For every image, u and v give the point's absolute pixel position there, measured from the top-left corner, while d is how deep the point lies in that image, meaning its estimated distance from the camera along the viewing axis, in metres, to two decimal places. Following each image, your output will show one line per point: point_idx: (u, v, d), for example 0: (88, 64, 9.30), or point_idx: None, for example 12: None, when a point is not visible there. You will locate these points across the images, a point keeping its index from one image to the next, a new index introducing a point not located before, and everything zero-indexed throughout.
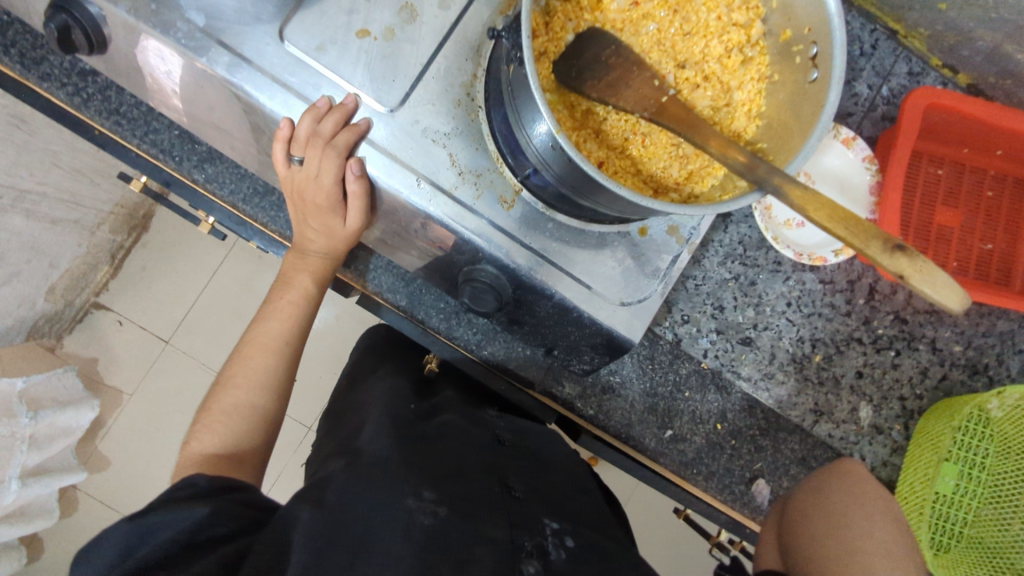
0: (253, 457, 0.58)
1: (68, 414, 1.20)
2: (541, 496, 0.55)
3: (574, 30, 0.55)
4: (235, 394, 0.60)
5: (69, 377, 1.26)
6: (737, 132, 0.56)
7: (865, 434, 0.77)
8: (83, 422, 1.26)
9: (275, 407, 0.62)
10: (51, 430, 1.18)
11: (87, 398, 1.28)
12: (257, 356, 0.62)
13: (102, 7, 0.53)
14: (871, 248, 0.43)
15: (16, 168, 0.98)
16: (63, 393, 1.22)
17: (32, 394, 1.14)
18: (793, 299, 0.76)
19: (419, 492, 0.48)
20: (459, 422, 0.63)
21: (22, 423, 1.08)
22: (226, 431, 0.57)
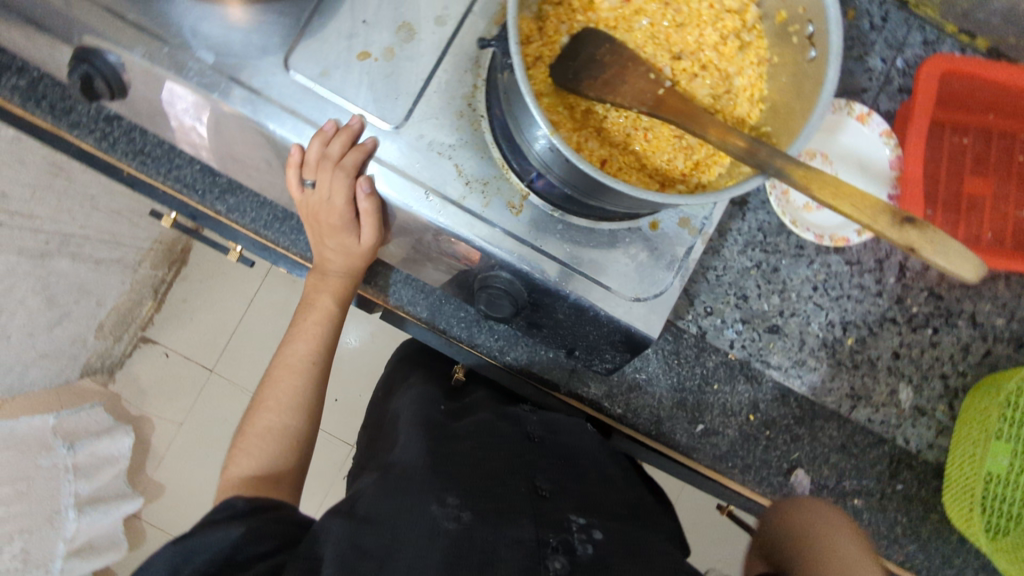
0: (288, 477, 0.60)
1: (105, 444, 1.27)
2: (570, 495, 0.55)
3: (568, 32, 0.55)
4: (268, 416, 0.62)
5: (98, 412, 1.29)
6: (740, 118, 0.55)
7: (907, 416, 0.75)
8: (124, 450, 1.32)
9: (308, 427, 0.64)
10: (93, 460, 1.25)
11: (119, 426, 1.33)
12: (286, 378, 0.64)
13: (119, 55, 0.56)
14: (879, 223, 0.42)
15: (61, 213, 1.05)
16: (98, 425, 1.28)
17: (66, 427, 1.19)
18: (819, 282, 0.74)
19: (443, 497, 0.48)
20: (487, 419, 0.64)
21: (61, 455, 1.15)
22: (261, 454, 0.59)
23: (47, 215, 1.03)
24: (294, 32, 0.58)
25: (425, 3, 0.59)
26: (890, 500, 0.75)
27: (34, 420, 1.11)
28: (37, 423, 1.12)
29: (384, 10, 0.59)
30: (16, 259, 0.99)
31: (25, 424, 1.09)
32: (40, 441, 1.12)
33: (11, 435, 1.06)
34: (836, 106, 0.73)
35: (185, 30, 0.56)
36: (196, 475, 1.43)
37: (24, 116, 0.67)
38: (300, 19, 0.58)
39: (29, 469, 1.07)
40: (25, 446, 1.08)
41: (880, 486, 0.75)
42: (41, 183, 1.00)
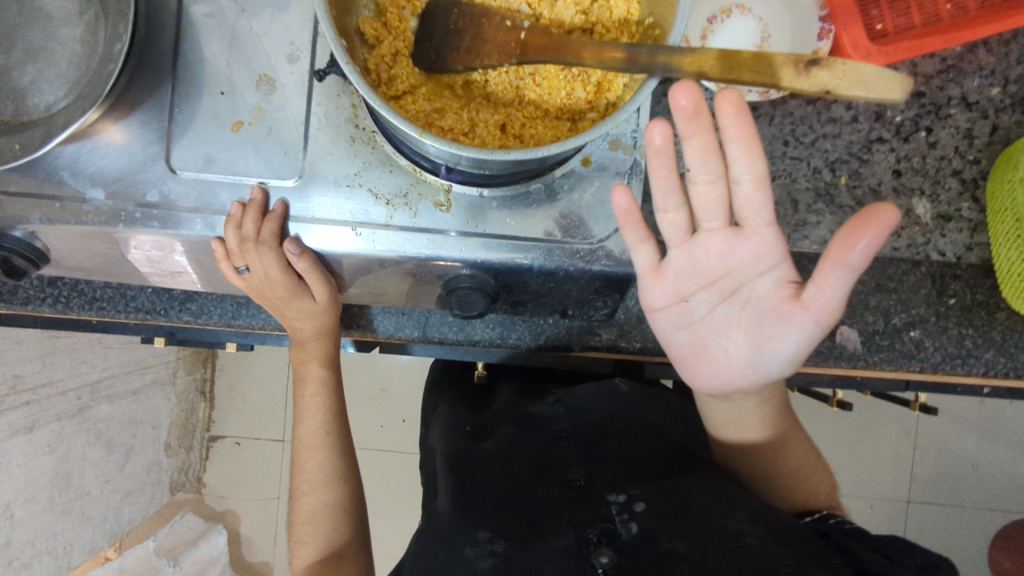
0: (352, 548, 0.59)
1: (204, 546, 1.42)
2: (604, 474, 0.55)
3: (414, 14, 0.52)
4: (308, 500, 0.61)
5: (190, 518, 1.46)
6: (622, 19, 0.51)
7: (933, 228, 0.69)
8: (222, 546, 1.46)
9: (351, 494, 0.63)
10: (200, 564, 1.39)
11: (211, 526, 1.48)
12: (310, 457, 0.63)
13: (24, 227, 0.57)
14: (785, 79, 0.38)
15: (79, 367, 1.08)
16: (193, 531, 1.44)
17: (167, 544, 1.38)
18: (787, 135, 0.69)
19: (474, 535, 0.49)
20: (513, 432, 0.65)
21: (169, 571, 1.32)
22: (316, 538, 0.59)
23: (66, 375, 1.05)
24: (165, 132, 0.56)
25: (272, 47, 0.57)
26: (949, 317, 0.69)
27: (137, 550, 1.31)
28: (141, 550, 1.32)
29: (236, 72, 0.57)
30: (59, 425, 1.05)
31: (131, 556, 1.29)
32: (146, 566, 1.30)
33: (119, 571, 1.25)
34: None
35: (67, 177, 0.56)
36: None
37: None
38: (163, 117, 0.56)
39: None
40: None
41: (933, 309, 0.69)
42: (45, 351, 1.00)
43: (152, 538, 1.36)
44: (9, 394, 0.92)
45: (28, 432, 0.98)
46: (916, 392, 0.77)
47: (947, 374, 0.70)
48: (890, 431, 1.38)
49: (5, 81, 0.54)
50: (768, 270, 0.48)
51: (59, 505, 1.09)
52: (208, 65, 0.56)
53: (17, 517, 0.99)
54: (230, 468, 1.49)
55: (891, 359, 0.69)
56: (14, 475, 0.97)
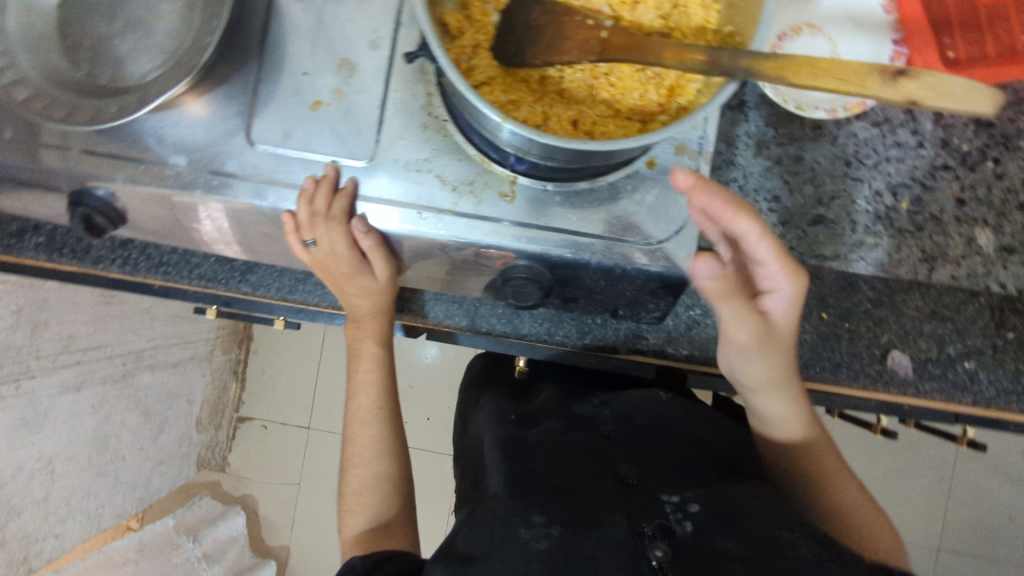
0: (398, 520, 0.63)
1: (222, 527, 1.42)
2: (655, 475, 0.56)
3: (496, 9, 0.53)
4: (359, 472, 0.65)
5: (209, 501, 1.46)
6: (699, 27, 0.52)
7: (995, 260, 0.68)
8: (241, 528, 1.45)
9: (399, 468, 0.66)
10: (218, 544, 1.40)
11: (229, 509, 1.47)
12: (362, 431, 0.67)
13: (107, 187, 0.59)
14: (870, 86, 0.39)
15: (127, 334, 1.11)
16: (211, 513, 1.44)
17: (186, 523, 1.38)
18: (850, 156, 0.69)
19: (530, 518, 0.49)
20: (560, 426, 0.65)
21: (189, 547, 1.34)
22: (365, 508, 0.62)
23: (115, 340, 1.07)
24: (248, 107, 0.59)
25: (355, 33, 0.59)
26: (1006, 352, 0.69)
27: (158, 525, 1.33)
28: (161, 526, 1.34)
29: (320, 55, 0.59)
30: (104, 388, 1.08)
31: (151, 531, 1.32)
32: (167, 541, 1.33)
33: (137, 545, 1.29)
34: None
35: (153, 143, 0.59)
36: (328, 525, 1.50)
37: (55, 267, 0.73)
38: (248, 92, 0.59)
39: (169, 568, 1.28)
40: (154, 551, 1.28)
41: (989, 342, 0.69)
42: (99, 314, 1.03)
43: (173, 516, 1.37)
44: (64, 351, 0.98)
45: (76, 391, 1.02)
46: (964, 426, 0.76)
47: (1000, 409, 0.69)
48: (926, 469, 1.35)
49: (108, 51, 0.58)
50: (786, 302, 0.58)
51: (96, 466, 1.10)
52: (294, 46, 0.59)
53: (58, 471, 1.02)
54: (252, 454, 1.51)
55: (942, 389, 0.69)
56: (61, 430, 1.01)
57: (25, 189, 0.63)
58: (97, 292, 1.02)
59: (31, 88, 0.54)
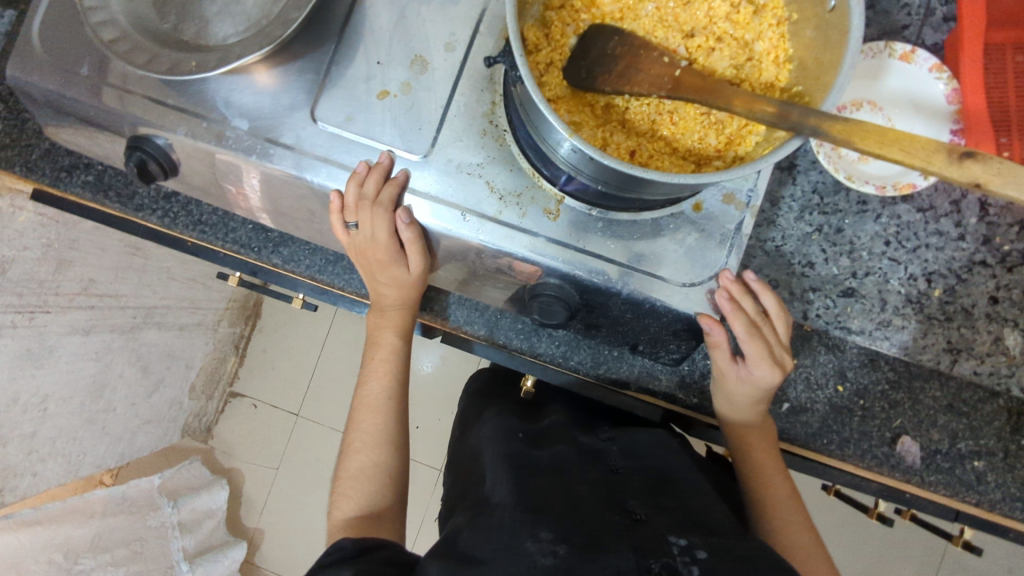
0: (390, 512, 0.62)
1: (205, 497, 1.41)
2: (663, 514, 0.55)
3: (575, 33, 0.54)
4: (358, 458, 0.65)
5: (197, 467, 1.46)
6: (768, 83, 0.53)
7: (1020, 363, 0.68)
8: (220, 502, 1.46)
9: (397, 460, 0.66)
10: (196, 514, 1.39)
11: (214, 480, 1.47)
12: (367, 418, 0.67)
13: (165, 137, 0.60)
14: (934, 163, 0.39)
15: (143, 288, 1.11)
16: (196, 480, 1.44)
17: (169, 486, 1.35)
18: (891, 236, 0.69)
19: (537, 533, 0.49)
20: (571, 453, 0.65)
21: (167, 512, 1.31)
22: (359, 494, 0.62)
23: (131, 292, 1.08)
24: (316, 84, 0.60)
25: (433, 33, 0.60)
26: (1018, 458, 0.68)
27: (143, 482, 1.27)
28: (145, 484, 1.28)
29: (395, 47, 0.60)
30: (110, 337, 1.08)
31: (134, 486, 1.26)
32: (147, 501, 1.28)
33: (120, 498, 1.22)
34: (875, 50, 0.70)
35: (220, 104, 0.60)
36: (305, 513, 1.52)
37: (96, 208, 0.75)
38: (319, 71, 0.60)
39: (142, 530, 1.24)
40: (133, 507, 1.24)
41: (1002, 444, 0.68)
42: (121, 264, 1.04)
43: (157, 475, 1.33)
44: (81, 293, 0.95)
45: (84, 333, 1.00)
46: (963, 526, 0.74)
47: (1003, 514, 0.68)
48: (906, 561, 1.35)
49: (196, 10, 0.59)
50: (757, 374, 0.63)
51: (86, 413, 1.08)
52: (372, 34, 0.60)
53: (48, 412, 0.98)
54: (244, 429, 1.54)
55: (948, 484, 0.68)
56: (60, 370, 0.98)
57: (89, 127, 0.65)
58: (124, 242, 1.03)
59: (118, 31, 0.56)
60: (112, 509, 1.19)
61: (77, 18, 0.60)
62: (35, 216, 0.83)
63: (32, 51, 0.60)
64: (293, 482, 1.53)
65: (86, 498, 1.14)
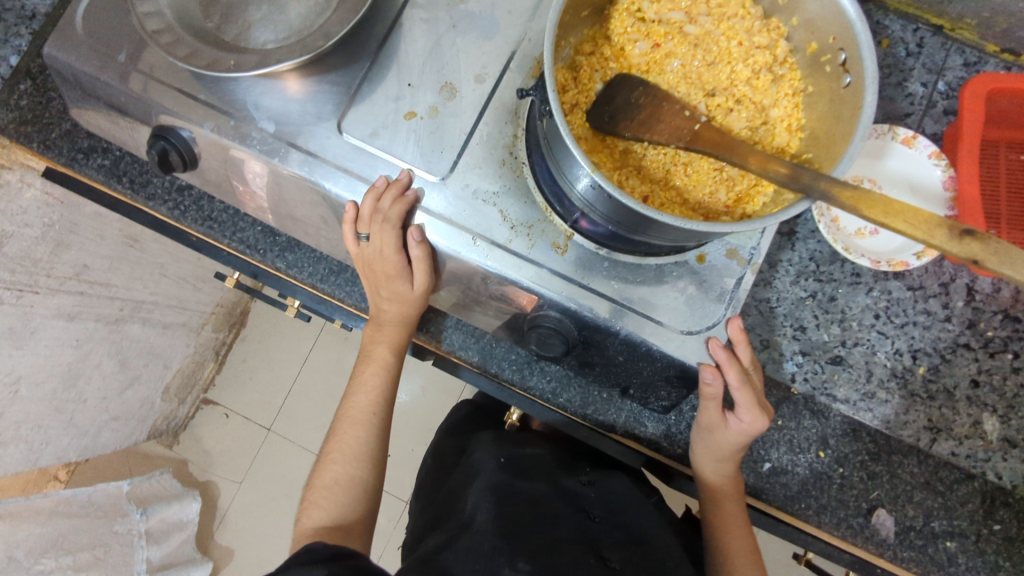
0: (359, 527, 0.63)
1: (175, 508, 1.36)
2: (638, 567, 0.57)
3: (602, 79, 0.57)
4: (334, 468, 0.65)
5: (168, 480, 1.42)
6: (779, 147, 0.56)
7: (996, 449, 0.69)
8: (192, 515, 1.41)
9: (373, 478, 0.67)
10: (165, 525, 1.34)
11: (186, 492, 1.42)
12: (350, 430, 0.68)
13: (191, 130, 0.62)
14: (936, 238, 0.41)
15: (134, 281, 1.11)
16: (168, 491, 1.39)
17: (139, 494, 1.32)
18: (881, 309, 0.71)
19: (515, 562, 0.51)
20: (549, 491, 0.65)
21: (134, 519, 1.26)
22: (332, 505, 0.62)
23: (123, 283, 1.07)
24: (346, 98, 0.61)
25: (465, 64, 0.63)
26: (989, 543, 0.68)
27: (110, 487, 1.25)
28: (112, 489, 1.25)
29: (427, 73, 0.62)
30: (94, 325, 1.06)
31: (102, 490, 1.23)
32: (115, 506, 1.24)
33: (86, 500, 1.18)
34: (879, 131, 0.73)
35: (249, 105, 0.61)
36: (264, 533, 1.48)
37: (107, 192, 0.75)
38: (351, 85, 0.62)
39: (107, 535, 1.18)
40: (102, 512, 1.20)
41: (975, 527, 0.69)
42: (117, 254, 1.03)
43: (128, 482, 1.30)
44: (73, 278, 0.95)
45: (68, 319, 0.99)
46: None
47: None
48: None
49: (240, 13, 0.61)
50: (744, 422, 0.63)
51: (56, 400, 1.05)
52: (407, 57, 0.62)
53: (19, 394, 0.95)
54: (212, 439, 1.51)
55: (920, 562, 0.68)
56: (38, 352, 0.95)
57: (114, 112, 0.66)
58: (124, 233, 1.03)
59: (163, 23, 0.57)
60: (77, 511, 1.15)
61: (122, 6, 0.62)
62: (42, 194, 0.83)
63: (73, 32, 0.61)
64: (256, 498, 1.49)
65: (51, 498, 1.10)
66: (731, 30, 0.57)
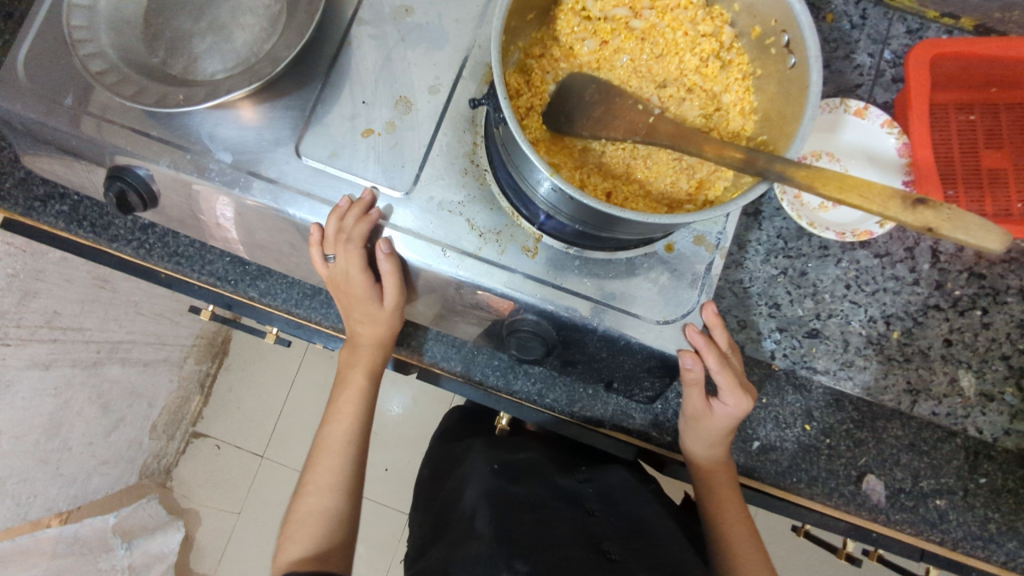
0: (339, 557, 0.63)
1: (158, 539, 1.36)
2: (636, 555, 0.58)
3: (554, 80, 0.57)
4: (310, 499, 0.65)
5: (154, 506, 1.41)
6: (734, 132, 0.57)
7: (974, 404, 0.71)
8: (172, 544, 1.39)
9: (350, 505, 0.67)
10: (147, 557, 1.33)
11: (170, 521, 1.42)
12: (327, 458, 0.68)
13: (147, 168, 0.61)
14: (891, 209, 0.42)
15: (109, 322, 1.09)
16: (152, 520, 1.38)
17: (123, 526, 1.29)
18: (851, 279, 0.73)
19: (513, 565, 0.52)
20: (544, 491, 0.66)
21: (120, 554, 1.25)
22: (309, 538, 0.63)
23: (96, 326, 1.06)
24: (302, 122, 0.61)
25: (418, 77, 0.62)
26: (977, 497, 0.70)
27: (97, 521, 1.22)
28: (98, 524, 1.22)
29: (380, 89, 0.62)
30: (71, 372, 1.05)
31: (88, 525, 1.20)
32: (100, 541, 1.21)
33: (72, 537, 1.15)
34: (831, 105, 0.75)
35: (204, 137, 0.60)
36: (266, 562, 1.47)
37: (69, 238, 0.74)
38: (305, 109, 0.61)
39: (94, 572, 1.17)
40: (87, 549, 1.17)
41: (962, 483, 0.70)
42: (87, 297, 1.02)
43: (113, 515, 1.28)
44: (44, 325, 0.93)
45: (44, 368, 0.97)
46: (928, 566, 0.76)
47: (965, 552, 0.70)
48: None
49: (186, 46, 0.61)
50: (731, 405, 0.64)
51: (40, 452, 1.03)
52: (358, 75, 0.62)
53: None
54: (205, 471, 1.49)
55: (913, 522, 0.70)
56: (16, 406, 0.94)
57: (67, 156, 0.65)
58: (93, 274, 1.02)
59: (106, 63, 0.57)
60: (64, 550, 1.12)
61: (64, 50, 0.61)
62: (3, 246, 0.81)
63: (15, 80, 0.60)
64: (255, 527, 1.48)
65: (38, 538, 1.07)
66: (676, 21, 0.58)
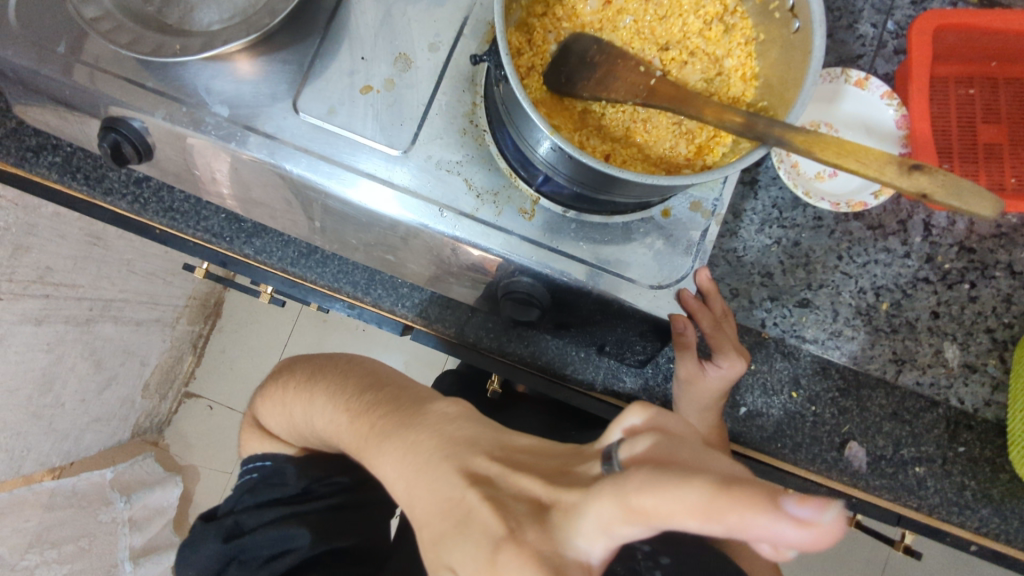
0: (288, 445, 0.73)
1: (157, 493, 1.38)
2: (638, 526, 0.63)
3: (556, 40, 0.57)
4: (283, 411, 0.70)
5: (150, 463, 1.41)
6: (735, 98, 0.56)
7: (958, 375, 0.73)
8: (171, 499, 1.42)
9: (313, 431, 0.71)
10: (147, 511, 1.36)
11: (168, 477, 1.43)
12: None
13: (142, 119, 0.60)
14: (887, 175, 0.42)
15: (102, 280, 1.08)
16: (150, 475, 1.39)
17: (122, 480, 1.31)
18: (843, 251, 0.73)
19: None
20: None
21: (119, 508, 1.29)
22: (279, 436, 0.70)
23: (90, 284, 1.06)
24: (300, 77, 0.60)
25: (418, 33, 0.62)
26: (955, 464, 0.72)
27: (94, 475, 1.25)
28: (95, 478, 1.25)
29: (379, 44, 0.61)
30: (64, 328, 1.05)
31: (86, 480, 1.23)
32: (98, 495, 1.25)
33: (70, 491, 1.18)
34: (832, 75, 0.74)
35: (199, 89, 0.60)
36: None
37: (62, 191, 0.73)
38: (303, 63, 0.61)
39: (92, 525, 1.23)
40: (85, 503, 1.21)
41: (942, 451, 0.72)
42: (80, 253, 1.01)
43: (111, 470, 1.29)
44: (36, 280, 0.93)
45: (37, 323, 0.97)
46: (905, 530, 0.78)
47: (940, 518, 0.72)
48: (855, 547, 1.38)
49: None
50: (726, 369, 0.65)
51: (34, 406, 1.04)
52: (358, 30, 0.61)
53: None
54: (197, 431, 1.50)
55: (891, 488, 0.71)
56: (9, 359, 0.95)
57: (61, 107, 0.64)
58: (85, 230, 1.01)
59: (101, 10, 0.56)
60: (61, 503, 1.16)
61: None
62: None
63: (6, 25, 0.59)
64: None
65: (34, 490, 1.09)
66: None
